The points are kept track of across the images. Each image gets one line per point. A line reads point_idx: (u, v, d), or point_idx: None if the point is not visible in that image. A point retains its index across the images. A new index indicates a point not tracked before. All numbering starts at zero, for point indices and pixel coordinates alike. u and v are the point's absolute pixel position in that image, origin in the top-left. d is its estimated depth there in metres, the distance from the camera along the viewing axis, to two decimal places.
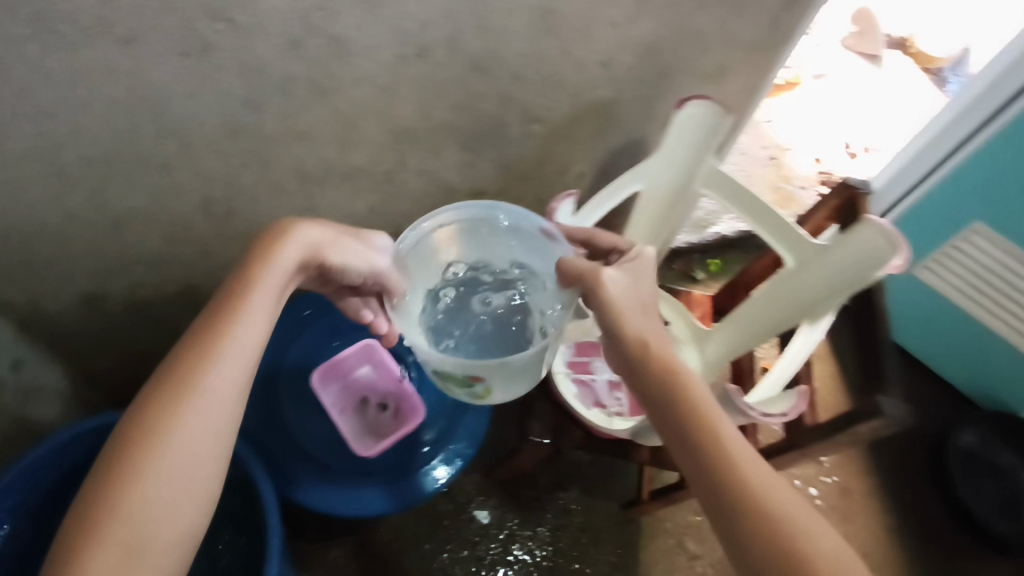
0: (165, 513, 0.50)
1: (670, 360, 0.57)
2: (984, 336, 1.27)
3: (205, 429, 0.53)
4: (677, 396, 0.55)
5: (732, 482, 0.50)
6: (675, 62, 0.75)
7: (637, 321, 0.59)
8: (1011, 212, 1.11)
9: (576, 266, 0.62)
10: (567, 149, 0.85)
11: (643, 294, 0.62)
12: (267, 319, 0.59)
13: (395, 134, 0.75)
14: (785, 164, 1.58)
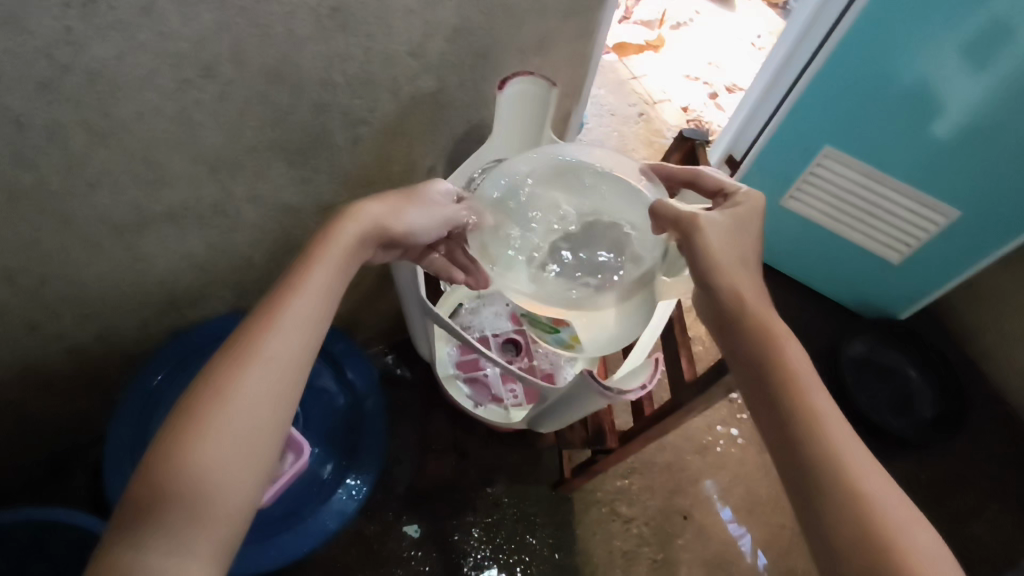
0: (228, 477, 0.48)
1: (763, 323, 0.58)
2: (855, 250, 1.35)
3: (268, 397, 0.51)
4: (767, 343, 0.57)
5: (799, 420, 0.51)
6: (491, 40, 0.73)
7: (740, 277, 0.61)
8: (855, 129, 1.18)
9: (670, 210, 0.66)
10: (407, 146, 0.81)
11: (743, 247, 0.64)
12: (329, 295, 0.59)
13: (208, 164, 0.68)
14: (651, 120, 1.68)
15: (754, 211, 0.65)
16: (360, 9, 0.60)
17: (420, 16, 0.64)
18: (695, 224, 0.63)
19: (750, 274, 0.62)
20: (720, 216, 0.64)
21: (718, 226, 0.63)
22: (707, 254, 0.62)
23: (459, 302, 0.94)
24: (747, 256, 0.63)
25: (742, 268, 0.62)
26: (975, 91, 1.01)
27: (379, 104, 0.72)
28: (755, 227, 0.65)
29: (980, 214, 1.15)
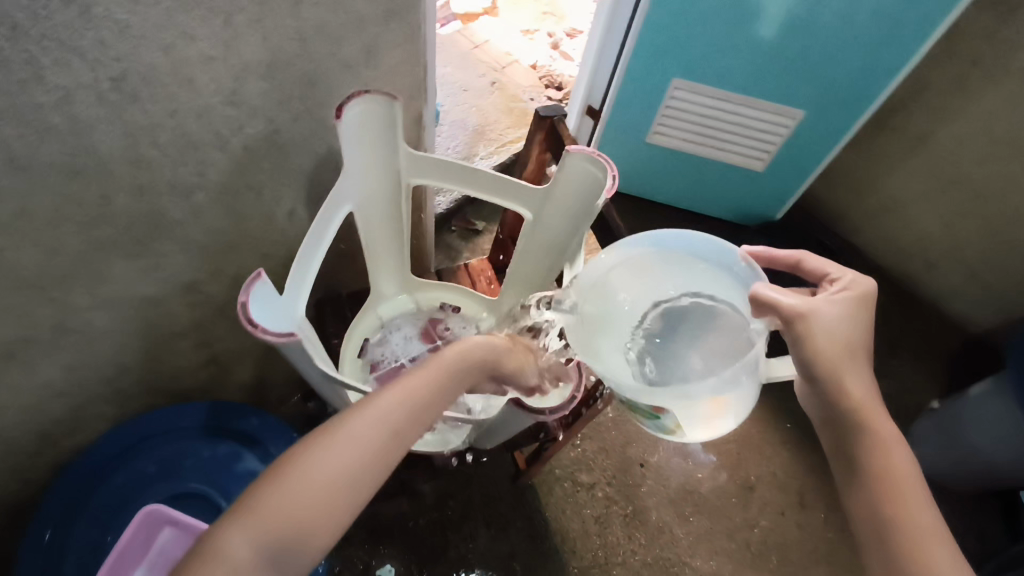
0: (323, 500, 0.46)
1: (872, 425, 0.58)
2: (727, 167, 1.41)
3: (362, 460, 0.48)
4: (869, 443, 0.58)
5: (901, 538, 0.55)
6: (315, 66, 0.66)
7: (856, 375, 0.59)
8: (698, 59, 1.20)
9: (777, 304, 0.60)
10: (258, 197, 0.73)
11: (854, 336, 0.60)
12: (454, 388, 0.55)
13: (26, 288, 0.57)
14: (506, 86, 1.65)
15: (869, 295, 0.63)
16: (151, 71, 0.52)
17: (225, 60, 0.57)
18: (799, 316, 0.59)
19: (863, 364, 0.60)
20: (831, 303, 0.61)
21: (828, 314, 0.60)
22: (814, 350, 0.59)
23: (363, 339, 0.88)
24: (864, 344, 0.60)
25: (856, 355, 0.59)
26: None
27: (210, 165, 0.64)
28: (864, 319, 0.61)
29: (825, 103, 1.22)
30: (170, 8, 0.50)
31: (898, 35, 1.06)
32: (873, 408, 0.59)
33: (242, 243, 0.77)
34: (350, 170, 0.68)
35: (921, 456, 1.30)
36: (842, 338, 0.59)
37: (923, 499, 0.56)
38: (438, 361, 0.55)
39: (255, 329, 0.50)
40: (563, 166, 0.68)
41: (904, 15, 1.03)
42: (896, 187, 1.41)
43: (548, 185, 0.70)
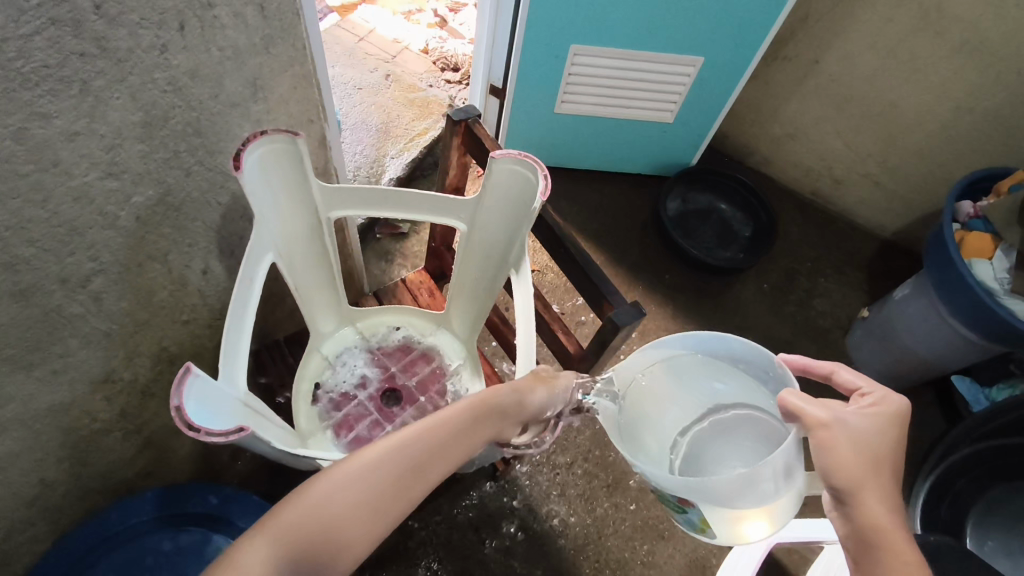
0: (352, 508, 0.45)
1: (896, 551, 0.49)
2: (639, 123, 1.41)
3: (390, 480, 0.47)
4: (889, 564, 0.49)
5: None
6: (197, 114, 0.59)
7: (878, 499, 0.51)
8: (593, 24, 1.18)
9: (802, 412, 0.54)
10: (164, 266, 0.66)
11: (882, 452, 0.52)
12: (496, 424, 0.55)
13: None
14: (401, 76, 1.57)
15: (897, 412, 0.55)
16: (4, 161, 0.45)
17: (93, 131, 0.50)
18: (821, 423, 0.52)
19: (886, 485, 0.51)
20: (860, 415, 0.54)
21: (852, 425, 0.53)
22: (833, 461, 0.51)
23: (314, 382, 0.83)
24: (891, 460, 0.53)
25: (878, 472, 0.51)
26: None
27: (101, 246, 0.57)
28: (894, 437, 0.53)
29: (721, 45, 1.22)
30: (10, 87, 0.42)
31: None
32: (897, 532, 0.50)
33: (156, 316, 0.69)
34: (261, 219, 0.61)
35: (860, 362, 1.38)
36: (863, 450, 0.52)
37: None
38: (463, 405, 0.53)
39: (198, 433, 0.45)
40: (490, 173, 0.65)
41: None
42: (797, 114, 1.46)
43: (478, 194, 0.67)
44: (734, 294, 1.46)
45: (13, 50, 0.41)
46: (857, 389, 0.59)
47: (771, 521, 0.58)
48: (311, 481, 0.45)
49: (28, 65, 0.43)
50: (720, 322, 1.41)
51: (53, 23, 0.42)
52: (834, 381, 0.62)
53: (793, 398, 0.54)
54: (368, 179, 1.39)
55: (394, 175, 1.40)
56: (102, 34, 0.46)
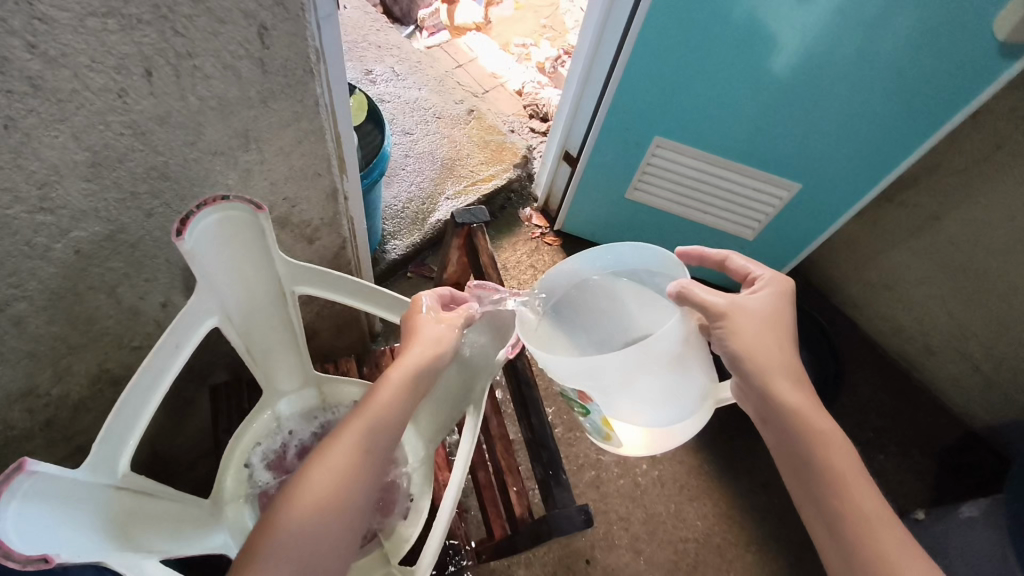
0: (334, 517, 0.49)
1: (811, 422, 0.56)
2: (715, 232, 1.27)
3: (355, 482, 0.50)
4: (805, 434, 0.56)
5: (843, 525, 0.53)
6: (165, 158, 0.53)
7: (786, 382, 0.58)
8: (683, 119, 1.06)
9: (706, 303, 0.58)
10: (111, 296, 0.61)
11: (779, 330, 0.59)
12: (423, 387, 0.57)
13: None
14: (484, 113, 1.52)
15: (785, 289, 0.62)
16: None
17: (18, 167, 0.44)
18: (722, 309, 0.58)
19: (788, 360, 0.58)
20: (753, 300, 0.60)
21: (747, 310, 0.59)
22: (741, 348, 0.57)
23: (254, 442, 0.76)
24: (787, 337, 0.59)
25: (780, 354, 0.58)
26: (797, 50, 0.89)
27: (26, 275, 0.52)
28: (786, 314, 0.61)
29: (825, 174, 1.07)
30: None
31: (918, 103, 0.91)
32: (813, 409, 0.57)
33: (96, 341, 0.65)
34: (200, 291, 0.55)
35: None
36: (762, 337, 0.58)
37: (863, 478, 0.55)
38: (380, 387, 0.54)
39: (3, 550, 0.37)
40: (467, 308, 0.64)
41: (925, 81, 0.87)
42: (896, 265, 1.26)
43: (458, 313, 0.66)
44: None
45: None
46: (750, 273, 0.66)
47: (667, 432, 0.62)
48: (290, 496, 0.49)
49: None
50: (747, 470, 1.22)
51: None
52: (728, 266, 0.68)
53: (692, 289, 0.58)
54: (415, 214, 1.33)
55: (443, 216, 1.34)
56: (37, 74, 0.40)
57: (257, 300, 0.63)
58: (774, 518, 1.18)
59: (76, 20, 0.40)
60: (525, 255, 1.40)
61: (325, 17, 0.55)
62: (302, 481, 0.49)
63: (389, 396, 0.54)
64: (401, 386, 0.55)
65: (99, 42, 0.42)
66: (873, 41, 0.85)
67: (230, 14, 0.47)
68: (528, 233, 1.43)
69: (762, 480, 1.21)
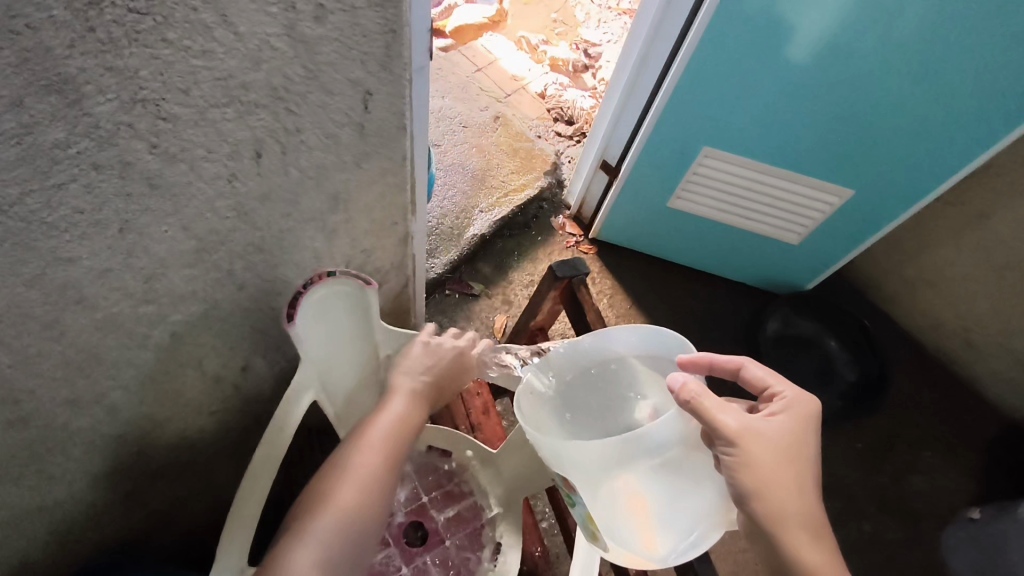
0: (363, 501, 0.54)
1: None
2: (758, 238, 1.25)
3: (379, 473, 0.55)
4: None
5: None
6: (261, 232, 0.50)
7: (802, 533, 0.54)
8: (732, 131, 1.04)
9: (719, 421, 0.54)
10: (198, 368, 0.59)
11: (796, 470, 0.55)
12: (427, 392, 0.64)
13: None
14: (510, 119, 1.48)
15: (806, 422, 0.58)
16: (11, 307, 0.37)
17: (129, 265, 0.42)
18: (732, 435, 0.54)
19: (805, 504, 0.55)
20: (768, 425, 0.57)
21: (760, 436, 0.55)
22: (751, 484, 0.54)
23: None
24: (805, 474, 0.56)
25: (795, 495, 0.55)
26: (817, 41, 0.85)
27: (125, 364, 0.50)
28: (805, 446, 0.57)
29: (876, 178, 1.04)
30: (28, 236, 0.34)
31: (971, 106, 0.87)
32: (829, 572, 0.53)
33: (179, 412, 0.62)
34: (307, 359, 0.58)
35: (953, 566, 1.15)
36: (775, 472, 0.55)
37: None
38: (399, 393, 0.61)
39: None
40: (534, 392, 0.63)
41: (986, 93, 0.85)
42: (941, 263, 1.25)
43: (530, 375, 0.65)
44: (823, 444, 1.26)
45: (41, 199, 0.33)
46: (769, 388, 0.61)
47: (673, 548, 0.58)
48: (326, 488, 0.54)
49: (59, 213, 0.35)
50: None
51: (96, 168, 0.34)
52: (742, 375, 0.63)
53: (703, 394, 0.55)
54: (450, 230, 1.30)
55: (479, 231, 1.31)
56: (155, 174, 0.37)
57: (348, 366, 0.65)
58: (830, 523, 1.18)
59: (198, 114, 0.36)
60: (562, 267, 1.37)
61: (417, 69, 0.48)
62: (329, 487, 0.54)
63: (403, 399, 0.61)
64: (411, 394, 0.62)
65: (217, 132, 0.38)
66: (897, 32, 0.81)
67: (338, 86, 0.43)
68: (563, 241, 1.40)
69: None
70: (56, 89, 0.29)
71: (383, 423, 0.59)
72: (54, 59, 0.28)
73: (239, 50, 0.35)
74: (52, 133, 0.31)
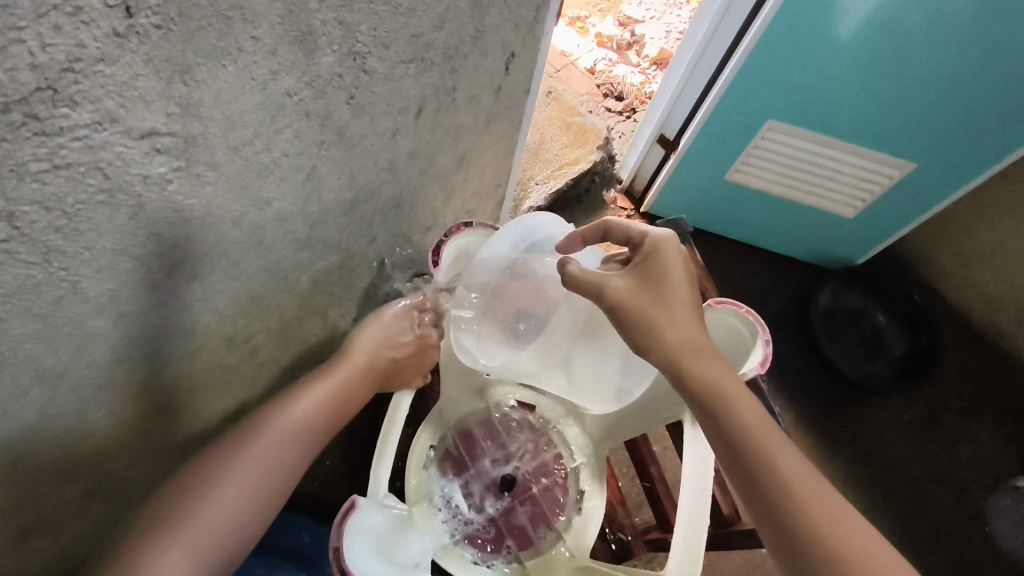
0: (226, 491, 0.51)
1: (725, 394, 0.48)
2: (812, 212, 1.28)
3: (258, 473, 0.53)
4: (717, 406, 0.48)
5: (770, 495, 0.44)
6: (401, 186, 0.54)
7: (694, 354, 0.50)
8: (795, 105, 1.05)
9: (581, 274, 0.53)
10: (322, 316, 0.63)
11: (676, 296, 0.51)
12: (350, 393, 0.61)
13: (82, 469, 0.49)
14: (562, 94, 1.50)
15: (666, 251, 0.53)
16: (216, 243, 0.41)
17: (304, 211, 0.45)
18: (603, 291, 0.53)
19: (690, 327, 0.50)
20: (621, 276, 0.53)
21: (624, 286, 0.52)
22: (629, 324, 0.51)
23: (428, 446, 0.79)
24: (683, 297, 0.51)
25: (674, 322, 0.50)
26: (870, 14, 0.86)
27: (275, 306, 0.54)
28: (685, 275, 0.53)
29: (936, 151, 1.05)
30: (246, 176, 0.38)
31: None
32: (727, 382, 0.48)
33: (300, 358, 0.66)
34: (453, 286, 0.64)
35: (997, 533, 1.20)
36: (643, 309, 0.51)
37: (788, 449, 0.46)
38: (325, 377, 0.61)
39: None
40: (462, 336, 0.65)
41: None
42: (993, 238, 1.27)
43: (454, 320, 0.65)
44: (869, 413, 1.29)
45: (262, 143, 0.37)
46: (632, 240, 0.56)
47: (632, 389, 0.64)
48: (198, 473, 0.52)
49: (271, 157, 0.38)
50: (847, 444, 1.26)
51: (306, 116, 0.38)
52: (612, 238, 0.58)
53: (569, 262, 0.54)
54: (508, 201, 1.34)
55: (536, 203, 1.34)
56: (344, 124, 0.41)
57: None
58: (878, 490, 1.22)
59: (390, 69, 0.40)
60: None
61: (548, 30, 0.51)
62: (211, 476, 0.52)
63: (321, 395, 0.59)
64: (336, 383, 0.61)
65: (396, 86, 0.42)
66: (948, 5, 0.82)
67: (492, 48, 0.47)
68: (615, 215, 1.44)
69: (859, 453, 1.25)
70: (301, 40, 0.33)
71: (306, 406, 0.57)
72: (308, 12, 0.32)
73: (432, 9, 0.38)
74: (286, 80, 0.34)
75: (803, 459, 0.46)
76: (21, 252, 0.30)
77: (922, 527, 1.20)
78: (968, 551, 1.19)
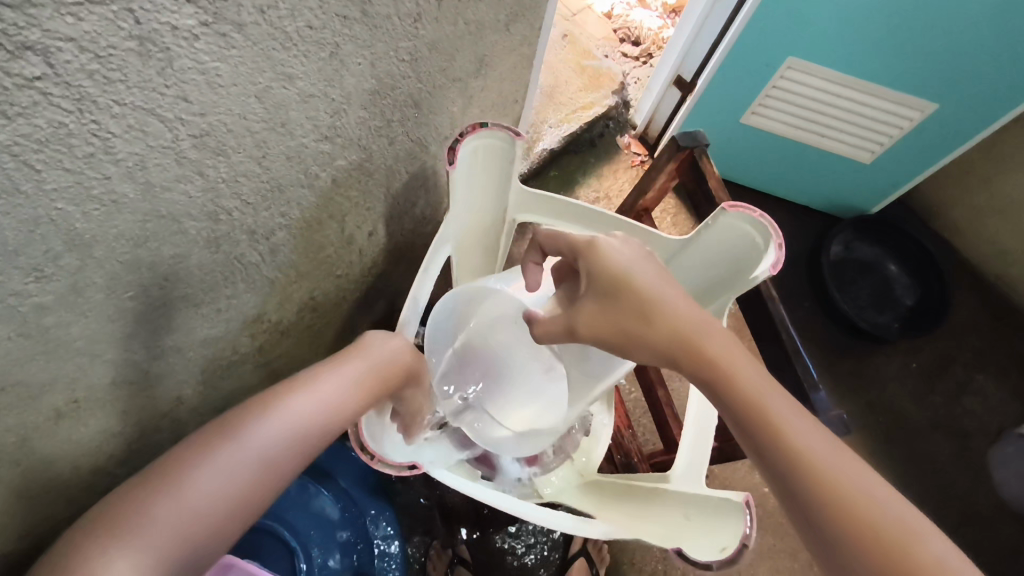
0: (198, 485, 0.42)
1: (723, 370, 0.45)
2: (828, 157, 1.26)
3: (239, 471, 0.44)
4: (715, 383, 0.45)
5: (782, 465, 0.41)
6: (417, 81, 0.54)
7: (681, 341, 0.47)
8: (819, 41, 1.02)
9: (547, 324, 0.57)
10: (339, 224, 0.64)
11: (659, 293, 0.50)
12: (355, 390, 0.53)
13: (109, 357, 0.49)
14: (578, 37, 1.47)
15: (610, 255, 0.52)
16: (240, 117, 0.41)
17: (326, 95, 0.46)
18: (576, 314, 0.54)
19: (671, 319, 0.48)
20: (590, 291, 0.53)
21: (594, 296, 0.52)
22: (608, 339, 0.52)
23: None
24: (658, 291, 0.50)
25: (647, 321, 0.49)
26: None
27: (294, 203, 0.54)
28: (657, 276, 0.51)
29: (962, 90, 1.03)
30: (273, 44, 0.39)
31: None
32: (724, 357, 0.46)
33: (317, 268, 0.67)
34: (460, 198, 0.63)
35: (999, 480, 1.21)
36: (613, 323, 0.51)
37: (797, 417, 0.43)
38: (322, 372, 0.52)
39: None
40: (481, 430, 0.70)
41: None
42: (1006, 187, 1.26)
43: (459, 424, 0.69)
44: (876, 362, 1.29)
45: (287, 8, 0.38)
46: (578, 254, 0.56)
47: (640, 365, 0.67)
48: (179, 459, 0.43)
49: (295, 26, 0.39)
50: (853, 391, 1.27)
51: None
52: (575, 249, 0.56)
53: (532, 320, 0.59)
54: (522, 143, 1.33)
55: (548, 146, 1.33)
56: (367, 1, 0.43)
57: (485, 215, 0.71)
58: (882, 436, 1.24)
59: None
60: (626, 183, 1.40)
61: None
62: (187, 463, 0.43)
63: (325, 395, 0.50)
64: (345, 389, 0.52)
65: None
66: None
67: None
68: (628, 160, 1.42)
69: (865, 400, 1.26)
70: None
71: (309, 403, 0.49)
72: None
73: None
74: None
75: (816, 424, 0.43)
76: (57, 94, 0.30)
77: (923, 472, 1.22)
78: (968, 496, 1.20)
